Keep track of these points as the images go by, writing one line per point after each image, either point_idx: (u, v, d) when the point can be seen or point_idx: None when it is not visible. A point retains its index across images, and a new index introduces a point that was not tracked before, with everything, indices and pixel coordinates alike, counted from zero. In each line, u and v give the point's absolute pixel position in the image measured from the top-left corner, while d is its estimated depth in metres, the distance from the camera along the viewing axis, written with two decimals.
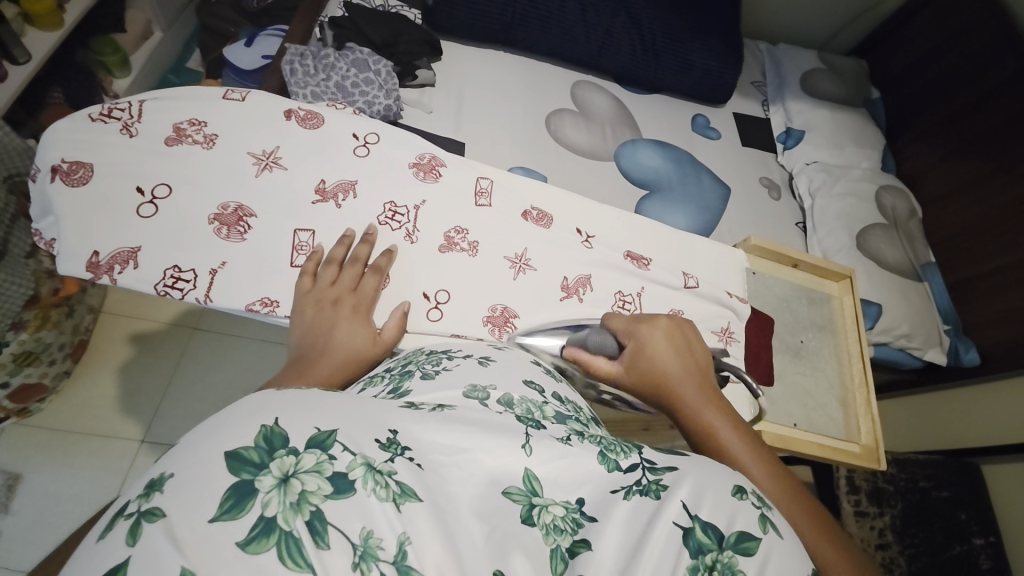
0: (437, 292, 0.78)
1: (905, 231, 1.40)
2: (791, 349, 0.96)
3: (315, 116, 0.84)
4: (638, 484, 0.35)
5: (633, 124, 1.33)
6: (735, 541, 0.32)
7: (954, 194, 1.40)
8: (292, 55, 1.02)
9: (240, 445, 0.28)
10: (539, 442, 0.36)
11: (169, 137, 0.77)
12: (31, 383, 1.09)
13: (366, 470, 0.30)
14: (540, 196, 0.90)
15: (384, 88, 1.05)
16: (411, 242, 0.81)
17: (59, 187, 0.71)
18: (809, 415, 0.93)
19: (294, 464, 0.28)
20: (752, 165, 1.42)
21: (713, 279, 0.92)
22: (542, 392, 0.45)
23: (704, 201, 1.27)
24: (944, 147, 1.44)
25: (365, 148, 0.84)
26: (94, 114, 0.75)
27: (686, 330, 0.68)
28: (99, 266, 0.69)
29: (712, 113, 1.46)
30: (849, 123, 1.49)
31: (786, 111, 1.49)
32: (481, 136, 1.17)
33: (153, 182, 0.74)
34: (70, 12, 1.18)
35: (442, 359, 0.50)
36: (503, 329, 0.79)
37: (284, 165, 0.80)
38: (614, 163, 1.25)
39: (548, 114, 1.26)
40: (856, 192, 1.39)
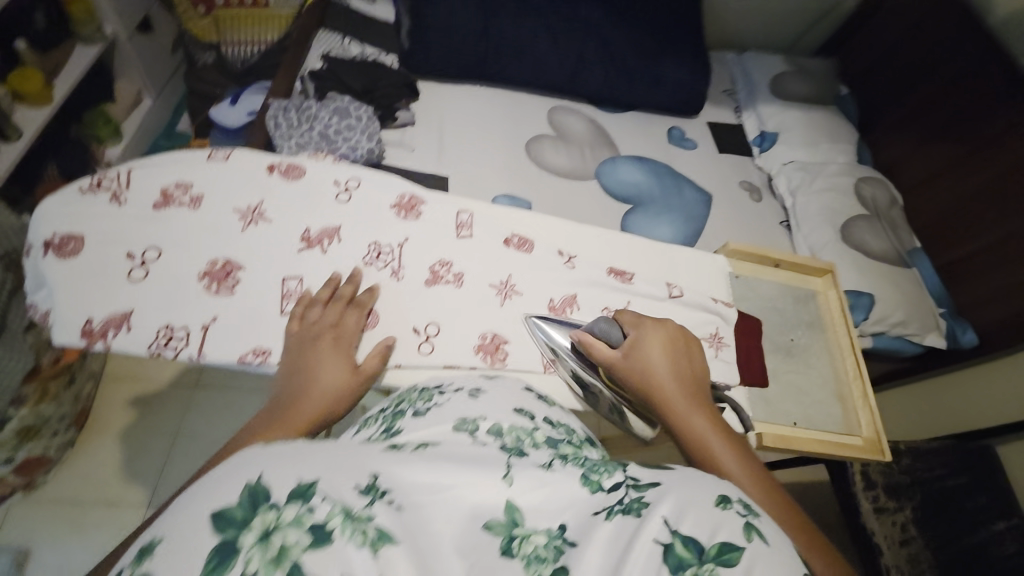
0: (427, 326, 0.79)
1: (887, 220, 1.42)
2: (782, 349, 0.96)
3: (297, 168, 0.85)
4: (619, 504, 0.34)
5: (612, 143, 1.37)
6: (717, 553, 0.31)
7: (934, 178, 1.43)
8: (275, 110, 1.06)
9: (227, 503, 0.28)
10: (520, 472, 0.36)
11: (157, 203, 0.79)
12: (36, 456, 1.08)
13: (344, 518, 0.29)
14: (522, 223, 0.91)
15: (366, 132, 1.08)
16: (397, 280, 0.82)
17: (51, 260, 0.72)
18: (806, 413, 0.92)
19: (276, 518, 0.28)
20: (732, 170, 1.45)
21: (698, 286, 0.93)
22: (532, 418, 0.47)
23: (688, 211, 1.29)
24: (918, 134, 1.48)
25: (347, 194, 0.85)
26: (83, 186, 0.77)
27: (685, 336, 0.71)
28: (92, 333, 0.70)
29: (686, 125, 1.50)
30: (822, 121, 1.53)
31: (759, 116, 1.53)
32: (465, 168, 1.20)
33: (143, 246, 0.76)
34: (59, 88, 1.23)
35: (433, 395, 0.52)
36: (495, 356, 0.79)
37: (269, 218, 0.81)
38: (597, 182, 1.28)
39: (527, 141, 1.29)
40: (835, 187, 1.42)
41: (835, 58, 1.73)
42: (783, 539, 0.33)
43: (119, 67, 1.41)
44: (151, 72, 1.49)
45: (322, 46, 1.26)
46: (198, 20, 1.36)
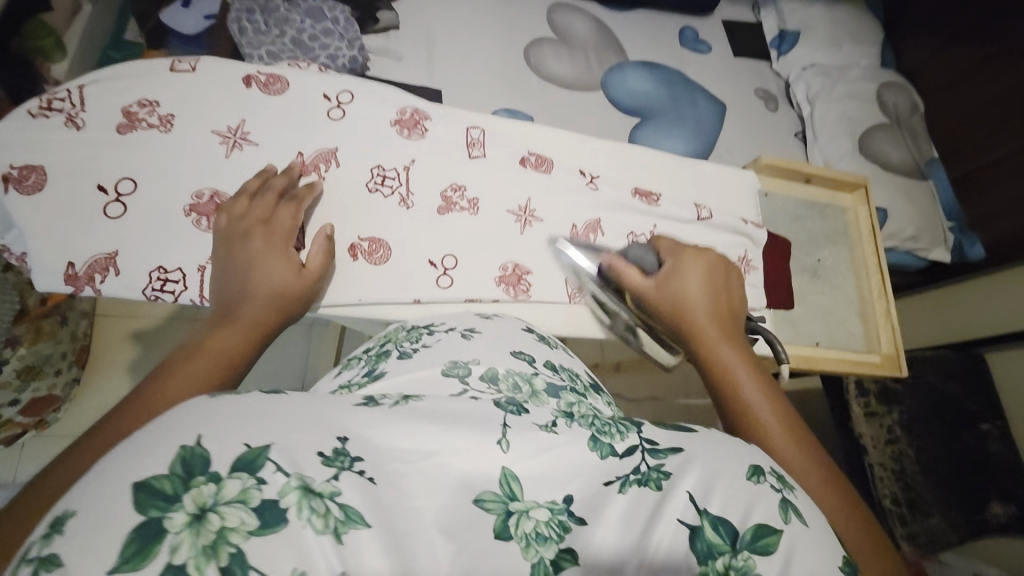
0: (444, 258, 0.74)
1: (908, 129, 1.32)
2: (808, 269, 0.93)
3: (278, 79, 0.77)
4: (636, 472, 0.32)
5: (619, 47, 1.22)
6: (752, 539, 0.30)
7: (952, 85, 1.31)
8: (239, 11, 0.92)
9: (152, 473, 0.25)
10: (518, 433, 0.32)
11: (121, 124, 0.70)
12: (42, 395, 1.06)
13: (302, 495, 0.26)
14: (535, 138, 0.84)
15: (346, 38, 0.95)
16: (406, 208, 0.75)
17: (14, 198, 0.64)
18: (831, 333, 0.91)
19: (213, 495, 0.24)
20: (747, 78, 1.32)
21: (727, 208, 0.88)
22: (531, 362, 0.45)
23: (700, 122, 1.19)
24: (939, 36, 1.34)
25: (339, 108, 0.77)
26: (33, 109, 0.68)
27: (721, 271, 0.68)
28: (77, 278, 0.64)
29: (700, 25, 1.34)
30: (844, 19, 1.37)
31: (779, 14, 1.37)
32: (458, 80, 1.08)
33: (116, 178, 0.68)
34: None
35: (422, 335, 0.50)
36: (518, 288, 0.75)
37: (255, 140, 0.74)
38: (602, 92, 1.16)
39: (525, 46, 1.15)
40: (857, 93, 1.30)
41: None
42: (817, 515, 0.33)
43: None
44: None
45: None
46: None
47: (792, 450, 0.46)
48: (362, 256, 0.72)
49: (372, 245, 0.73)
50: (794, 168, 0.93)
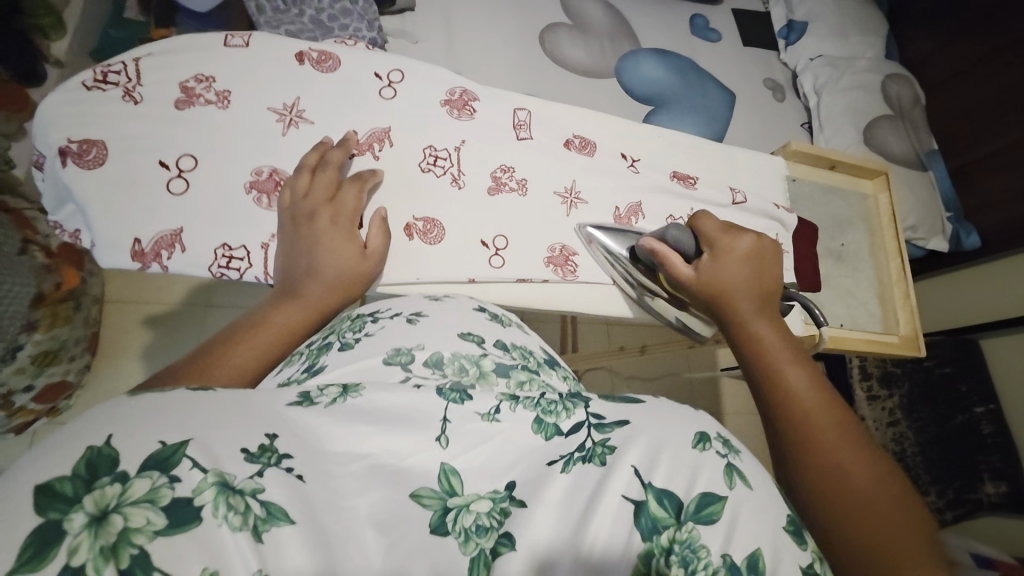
0: (496, 238, 0.66)
1: (909, 122, 1.29)
2: (832, 253, 0.85)
3: (331, 56, 0.66)
4: (581, 450, 0.33)
5: (632, 34, 1.20)
6: (696, 509, 0.30)
7: (954, 79, 1.28)
8: None
9: (54, 476, 0.23)
10: (456, 429, 0.33)
11: (178, 99, 0.61)
12: (56, 382, 0.95)
13: (218, 491, 0.25)
14: (582, 119, 0.75)
15: (365, 19, 0.89)
16: (458, 189, 0.67)
17: (73, 172, 0.56)
18: (852, 315, 0.83)
19: (119, 495, 0.23)
20: (756, 67, 1.29)
21: (760, 192, 0.78)
22: (480, 343, 0.47)
23: (712, 111, 1.17)
24: (944, 30, 1.30)
25: (391, 88, 0.67)
26: (87, 81, 0.58)
27: (767, 253, 0.62)
28: (143, 254, 0.56)
29: (711, 12, 1.31)
30: (852, 9, 1.34)
31: (788, 3, 1.34)
32: (476, 60, 1.03)
33: (176, 153, 0.59)
34: None
35: (366, 322, 0.49)
36: (566, 268, 0.68)
37: (312, 117, 0.64)
38: (614, 79, 1.14)
39: (541, 30, 1.12)
40: (863, 84, 1.27)
41: None
42: (765, 480, 0.33)
43: None
44: None
45: None
46: None
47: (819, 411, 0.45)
48: (417, 236, 0.64)
49: (427, 224, 0.64)
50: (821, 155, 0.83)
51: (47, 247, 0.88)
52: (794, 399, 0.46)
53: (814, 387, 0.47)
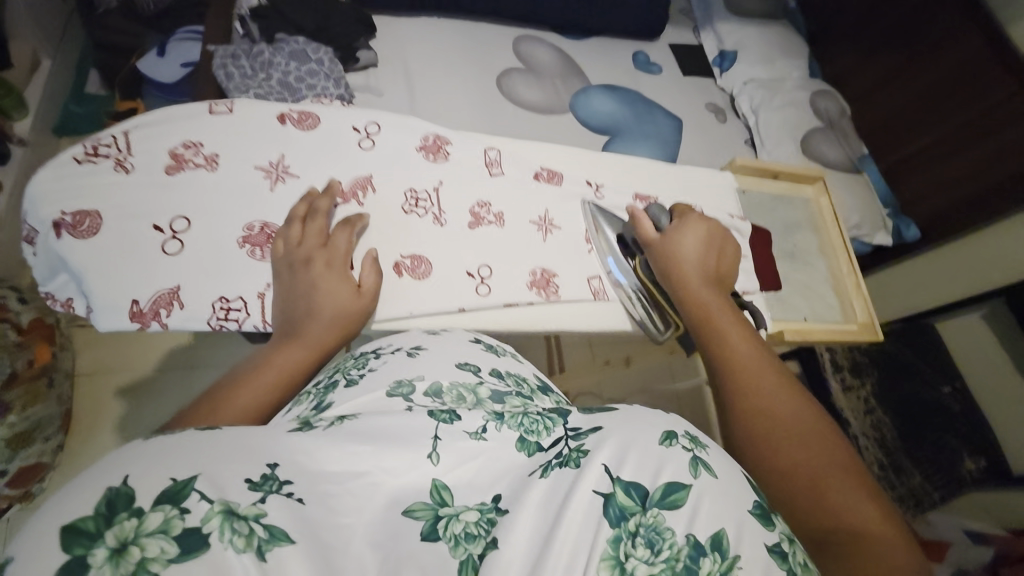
0: (480, 268, 0.69)
1: (839, 130, 1.41)
2: (786, 253, 0.90)
3: (310, 116, 0.69)
4: (559, 457, 0.38)
5: (580, 72, 1.29)
6: (661, 497, 0.34)
7: (879, 86, 1.42)
8: (222, 57, 0.88)
9: (78, 516, 0.27)
10: (446, 445, 0.39)
11: (168, 166, 0.62)
12: (31, 465, 0.89)
13: (223, 518, 0.30)
14: (550, 153, 0.80)
15: (332, 77, 0.94)
16: (441, 226, 0.70)
17: (68, 243, 0.57)
18: (812, 307, 0.88)
19: (136, 528, 0.28)
20: (697, 93, 1.41)
21: (715, 204, 0.84)
22: (477, 372, 0.49)
23: (662, 136, 1.27)
24: (860, 47, 1.45)
25: (369, 140, 0.70)
26: (78, 155, 0.59)
27: (727, 240, 0.69)
28: (143, 314, 0.57)
29: (650, 48, 1.43)
30: (775, 36, 1.49)
31: (717, 35, 1.47)
32: (440, 107, 1.09)
33: (170, 216, 0.60)
34: None
35: (369, 359, 0.51)
36: (549, 290, 0.71)
37: (298, 173, 0.66)
38: (571, 114, 1.22)
39: (497, 76, 1.20)
40: (794, 101, 1.40)
41: None
42: (729, 469, 0.36)
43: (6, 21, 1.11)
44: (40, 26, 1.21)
45: None
46: None
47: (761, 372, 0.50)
48: (407, 273, 0.66)
49: (415, 261, 0.67)
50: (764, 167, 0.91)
51: (18, 324, 0.87)
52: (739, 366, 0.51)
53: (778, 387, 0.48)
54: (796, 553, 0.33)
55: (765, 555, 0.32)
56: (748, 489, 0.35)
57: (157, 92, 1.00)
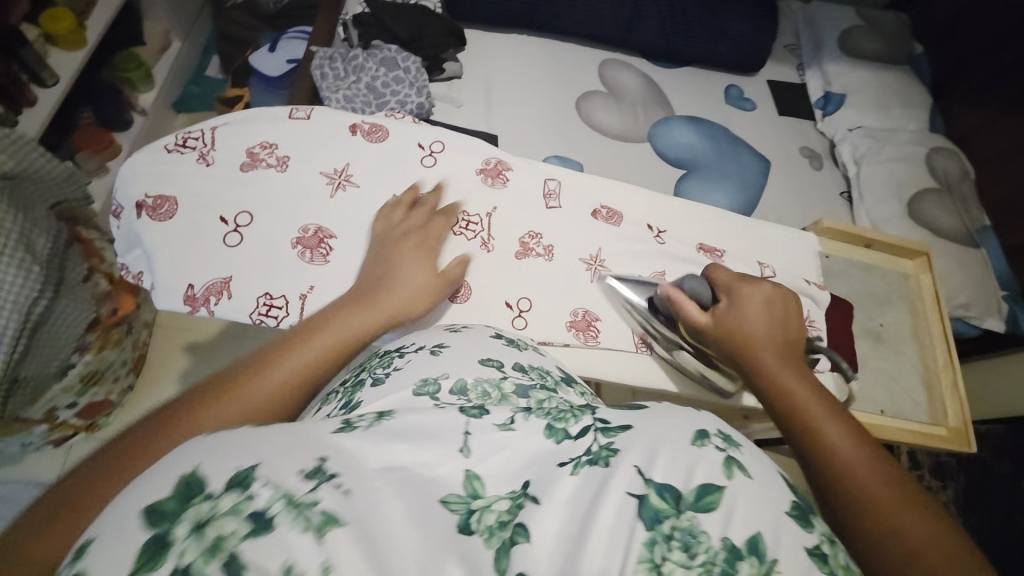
0: (520, 300, 0.67)
1: (958, 195, 1.25)
2: (870, 334, 0.81)
3: (380, 128, 0.71)
4: (589, 453, 0.33)
5: (665, 102, 1.25)
6: (695, 500, 0.30)
7: (1013, 151, 1.24)
8: (320, 59, 0.95)
9: (159, 498, 0.26)
10: (478, 440, 0.34)
11: (243, 163, 0.66)
12: (98, 400, 1.01)
13: (286, 503, 0.26)
14: (610, 189, 0.77)
15: (415, 85, 0.97)
16: (487, 252, 0.69)
17: (146, 223, 0.62)
18: (894, 401, 0.79)
19: (211, 508, 0.25)
20: (791, 135, 1.31)
21: (790, 266, 0.76)
22: (500, 368, 0.46)
23: (743, 177, 1.19)
24: (995, 105, 1.28)
25: (431, 157, 0.71)
26: (169, 144, 0.65)
27: (790, 302, 0.60)
28: (195, 299, 0.60)
29: (745, 83, 1.36)
30: (893, 82, 1.35)
31: (824, 74, 1.36)
32: (515, 125, 1.10)
33: (236, 210, 0.64)
34: (93, 29, 1.08)
35: (393, 358, 0.49)
36: (589, 332, 0.67)
37: (358, 181, 0.68)
38: (648, 144, 1.18)
39: (577, 98, 1.18)
40: (905, 157, 1.26)
41: (908, 13, 1.49)
42: (766, 472, 0.33)
43: (147, 8, 1.26)
44: (180, 12, 1.34)
45: None
46: None
47: (869, 478, 0.41)
48: (445, 294, 0.66)
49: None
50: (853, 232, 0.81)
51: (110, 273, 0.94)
52: (843, 469, 0.42)
53: (893, 483, 0.40)
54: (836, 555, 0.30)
55: (806, 558, 0.29)
56: (787, 490, 0.32)
57: (261, 84, 1.08)
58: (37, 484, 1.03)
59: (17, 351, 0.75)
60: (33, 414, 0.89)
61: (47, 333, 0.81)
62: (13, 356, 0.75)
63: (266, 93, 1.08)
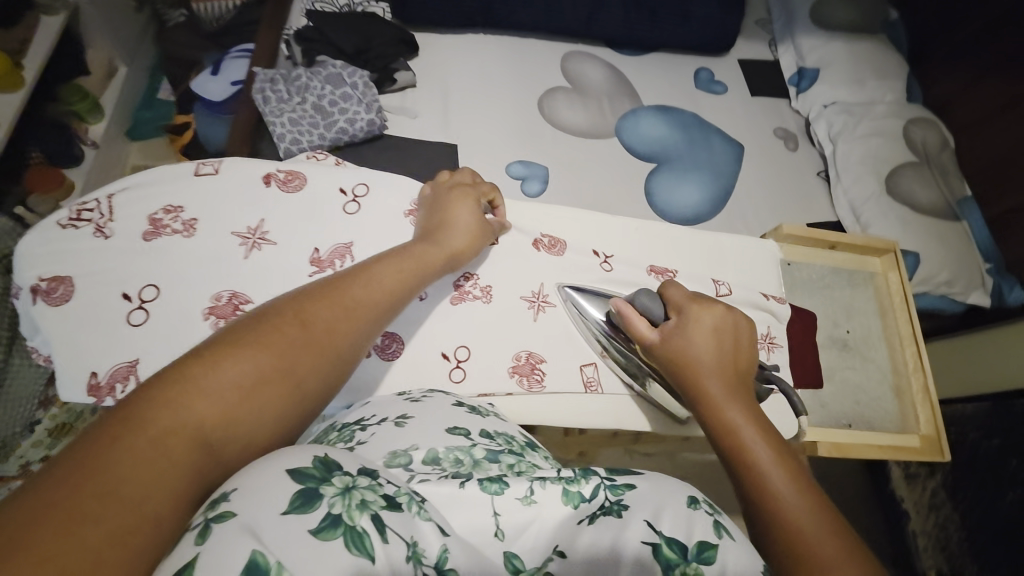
0: (457, 349, 0.63)
1: (938, 167, 1.22)
2: (836, 343, 0.79)
3: (297, 175, 0.64)
4: (602, 507, 0.37)
5: (632, 92, 1.20)
6: (698, 553, 0.35)
7: (993, 117, 1.20)
8: (262, 81, 0.91)
9: (302, 464, 0.32)
10: (507, 520, 0.36)
11: (145, 231, 0.58)
12: None
13: (410, 497, 0.34)
14: (550, 220, 0.73)
15: (364, 101, 0.93)
16: (420, 301, 0.64)
17: (38, 311, 0.53)
18: (862, 413, 0.77)
19: (353, 480, 0.32)
20: (765, 117, 1.26)
21: (746, 280, 0.74)
22: (467, 436, 0.46)
23: (716, 166, 1.15)
24: (974, 69, 1.24)
25: (355, 203, 0.65)
26: (60, 219, 0.57)
27: (742, 327, 0.58)
28: (99, 388, 0.52)
29: (716, 65, 1.31)
30: (868, 53, 1.30)
31: (797, 49, 1.31)
32: (475, 132, 1.05)
33: (140, 284, 0.56)
34: (29, 66, 1.04)
35: (354, 432, 0.46)
36: (533, 378, 0.64)
37: (275, 239, 0.61)
38: (616, 139, 1.13)
39: (540, 97, 1.13)
40: (883, 131, 1.22)
41: None
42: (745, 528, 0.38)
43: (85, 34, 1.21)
44: (121, 36, 1.28)
45: None
46: None
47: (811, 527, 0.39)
48: (375, 352, 0.61)
49: (386, 340, 0.62)
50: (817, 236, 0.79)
51: None
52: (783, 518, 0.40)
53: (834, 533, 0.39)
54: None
55: None
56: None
57: (205, 109, 1.03)
58: None
59: None
60: None
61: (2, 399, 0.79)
62: None
63: (209, 118, 1.03)
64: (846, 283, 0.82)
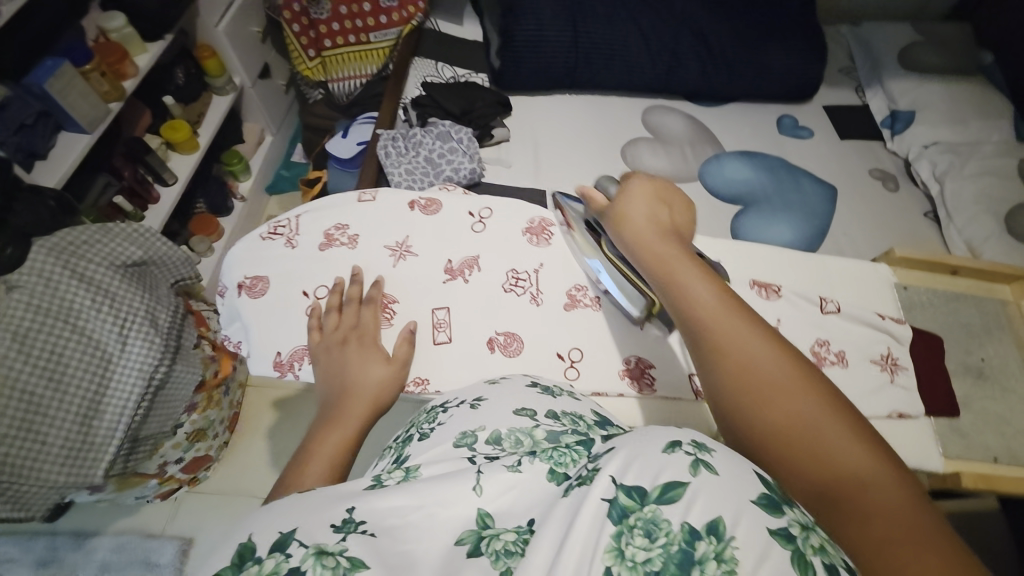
0: (571, 350, 0.66)
1: None
2: (971, 371, 0.73)
3: (435, 201, 0.73)
4: (577, 478, 0.35)
5: (714, 139, 1.24)
6: (660, 493, 0.31)
7: None
8: (385, 140, 1.08)
9: (219, 568, 0.32)
10: (489, 478, 0.39)
11: (321, 244, 0.70)
12: (200, 455, 1.12)
13: (316, 557, 0.33)
14: None
15: (468, 153, 1.07)
16: (537, 306, 0.68)
17: (246, 301, 0.67)
18: (1012, 448, 0.68)
19: (257, 572, 0.32)
20: (857, 158, 1.24)
21: (859, 302, 0.71)
22: (533, 416, 0.47)
23: (807, 205, 1.13)
24: None
25: (481, 223, 0.73)
26: (263, 233, 0.70)
27: (676, 196, 0.62)
28: (282, 364, 0.64)
29: (799, 111, 1.32)
30: (968, 94, 1.25)
31: (886, 93, 1.29)
32: (562, 178, 1.13)
33: (316, 284, 0.67)
34: (204, 134, 1.33)
35: (438, 412, 0.52)
36: (642, 381, 0.65)
37: (418, 251, 0.70)
38: (699, 182, 1.16)
39: (621, 146, 1.20)
40: (994, 171, 1.15)
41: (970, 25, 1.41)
42: (736, 467, 0.33)
43: (245, 110, 1.50)
44: (272, 111, 1.58)
45: (418, 73, 1.27)
46: (307, 63, 1.35)
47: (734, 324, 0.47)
48: (498, 349, 0.65)
49: (507, 338, 0.66)
50: (940, 262, 0.76)
51: (213, 341, 1.06)
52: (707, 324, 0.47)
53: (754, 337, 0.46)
54: (809, 539, 0.30)
55: (767, 539, 0.29)
56: (754, 482, 0.32)
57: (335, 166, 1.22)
58: (146, 535, 1.13)
59: (139, 413, 0.85)
60: (149, 467, 1.00)
61: (164, 397, 0.91)
62: (135, 418, 0.85)
63: (337, 172, 1.22)
64: (974, 315, 0.76)
